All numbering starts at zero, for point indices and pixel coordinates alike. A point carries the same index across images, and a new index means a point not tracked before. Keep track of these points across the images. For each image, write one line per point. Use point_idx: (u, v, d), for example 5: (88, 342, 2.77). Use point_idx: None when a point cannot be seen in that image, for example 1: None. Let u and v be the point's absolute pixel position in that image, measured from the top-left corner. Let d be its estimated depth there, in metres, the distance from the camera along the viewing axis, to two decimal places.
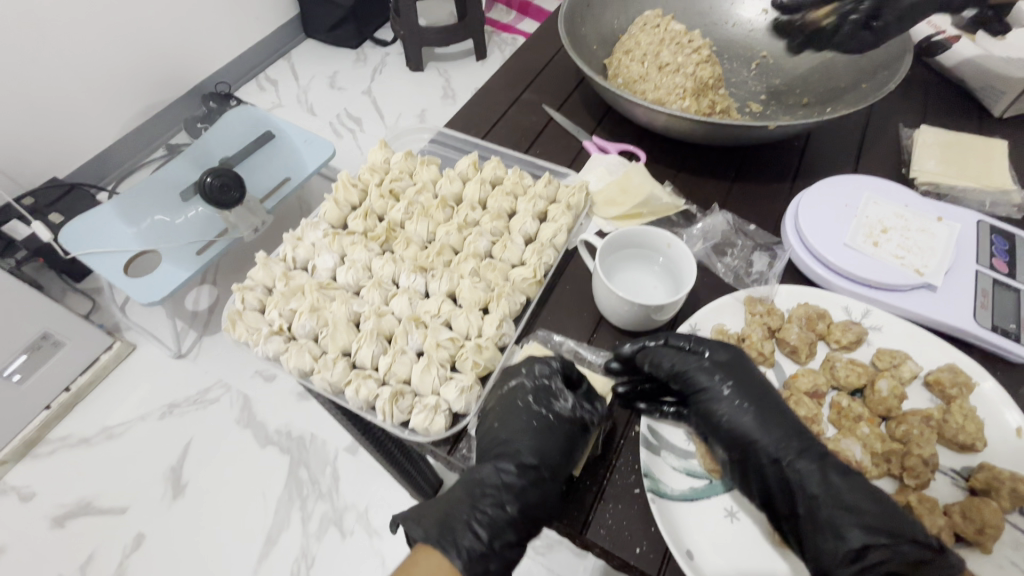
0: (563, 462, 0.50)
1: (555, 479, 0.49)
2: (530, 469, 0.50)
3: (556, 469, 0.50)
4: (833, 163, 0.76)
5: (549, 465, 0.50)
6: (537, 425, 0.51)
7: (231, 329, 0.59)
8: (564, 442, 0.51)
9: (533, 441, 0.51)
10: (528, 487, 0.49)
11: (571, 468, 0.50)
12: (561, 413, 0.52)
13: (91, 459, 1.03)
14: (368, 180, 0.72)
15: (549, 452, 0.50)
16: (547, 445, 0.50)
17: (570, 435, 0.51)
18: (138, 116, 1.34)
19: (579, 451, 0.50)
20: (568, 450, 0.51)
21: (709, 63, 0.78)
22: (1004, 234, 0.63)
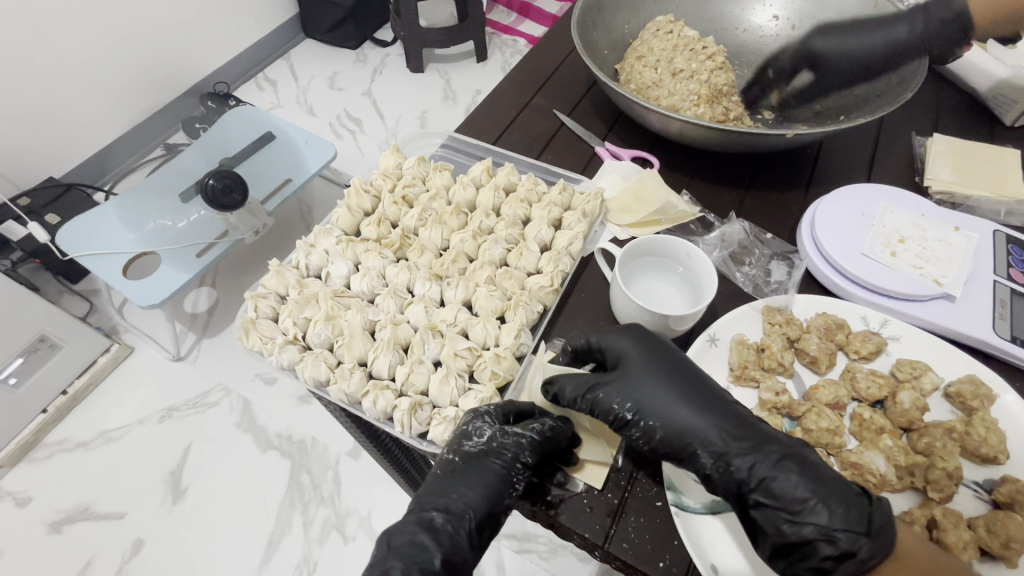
0: (477, 503, 0.47)
1: (452, 525, 0.46)
2: (429, 518, 0.46)
3: (460, 514, 0.47)
4: (847, 171, 0.76)
5: (462, 505, 0.47)
6: (448, 464, 0.49)
7: (244, 337, 0.58)
8: (479, 483, 0.48)
9: (447, 482, 0.48)
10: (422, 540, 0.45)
11: (477, 510, 0.47)
12: (471, 449, 0.49)
13: (89, 464, 1.02)
14: (381, 186, 0.71)
15: (459, 493, 0.48)
16: (451, 488, 0.48)
17: (486, 474, 0.48)
18: (135, 116, 1.32)
19: (493, 491, 0.48)
20: (480, 491, 0.48)
21: (723, 70, 0.77)
22: (1020, 244, 0.63)
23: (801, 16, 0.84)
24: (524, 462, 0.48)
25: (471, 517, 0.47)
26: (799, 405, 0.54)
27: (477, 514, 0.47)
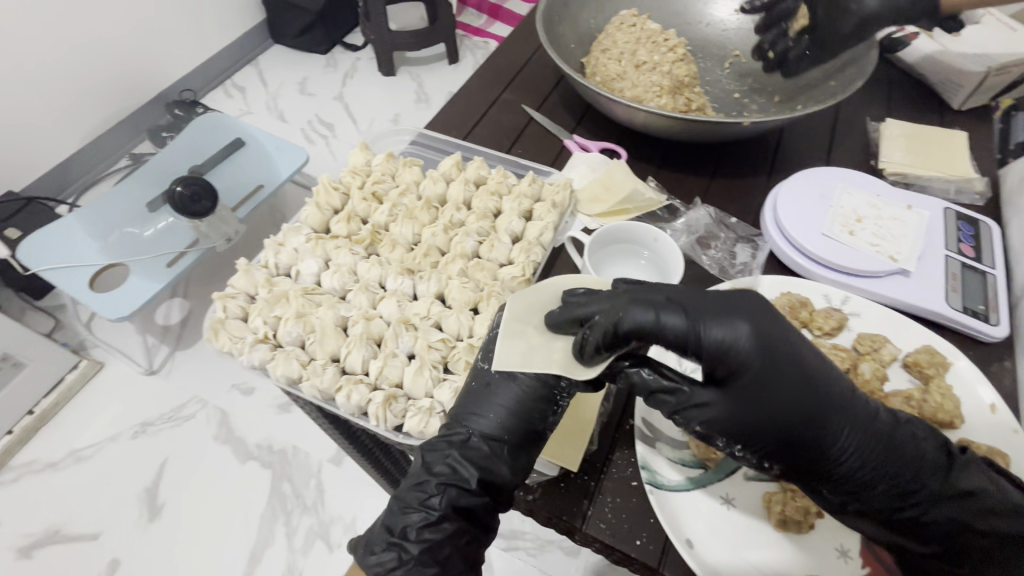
0: (512, 425, 0.47)
1: (487, 444, 0.46)
2: (464, 441, 0.47)
3: (496, 435, 0.46)
4: (806, 157, 0.78)
5: (495, 426, 0.47)
6: (484, 383, 0.49)
7: (213, 339, 0.57)
8: (517, 403, 0.47)
9: (482, 401, 0.48)
10: (462, 460, 0.46)
11: (515, 429, 0.47)
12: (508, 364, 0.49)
13: (58, 485, 0.99)
14: (350, 183, 0.71)
15: (491, 410, 0.47)
16: (484, 404, 0.48)
17: (526, 392, 0.47)
18: (98, 125, 1.29)
19: (530, 411, 0.47)
20: (513, 411, 0.47)
21: (685, 61, 0.79)
22: (969, 220, 0.66)
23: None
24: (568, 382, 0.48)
25: (506, 438, 0.47)
26: None
27: (512, 436, 0.47)
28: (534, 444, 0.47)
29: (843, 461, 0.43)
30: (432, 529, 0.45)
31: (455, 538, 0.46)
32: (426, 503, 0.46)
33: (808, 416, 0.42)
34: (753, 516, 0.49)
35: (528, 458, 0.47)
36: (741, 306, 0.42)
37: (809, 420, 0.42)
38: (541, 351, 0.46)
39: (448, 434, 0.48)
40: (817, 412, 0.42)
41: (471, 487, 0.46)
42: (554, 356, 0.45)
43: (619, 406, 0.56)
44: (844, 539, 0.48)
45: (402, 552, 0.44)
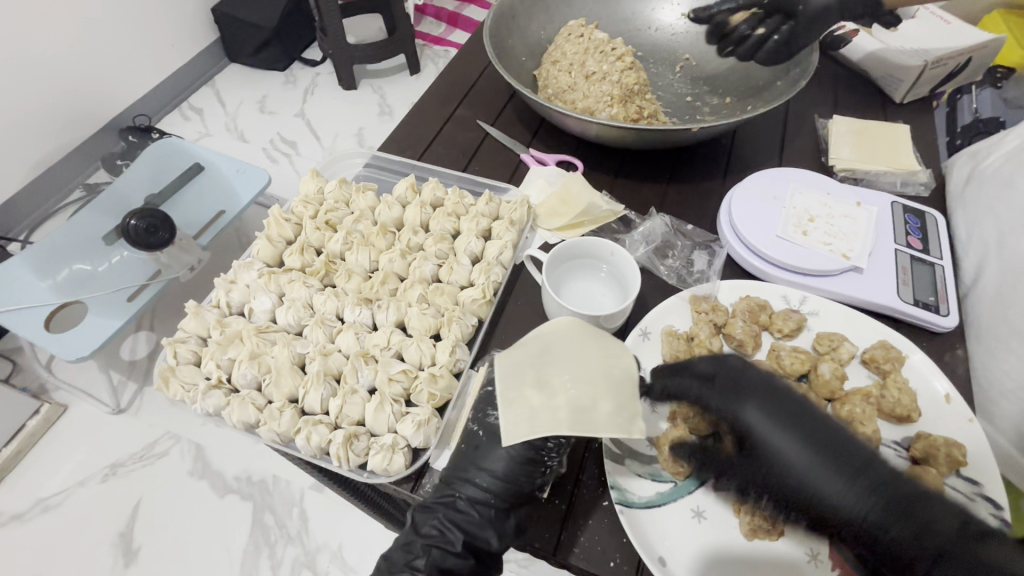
0: (500, 490, 0.46)
1: (475, 510, 0.46)
2: (449, 502, 0.47)
3: (483, 499, 0.46)
4: (759, 156, 0.79)
5: (483, 490, 0.46)
6: (473, 447, 0.49)
7: (164, 387, 0.55)
8: (503, 467, 0.46)
9: (470, 464, 0.48)
10: (451, 526, 0.46)
11: (504, 494, 0.46)
12: (495, 428, 0.48)
13: (25, 538, 0.94)
14: (302, 213, 0.69)
15: (478, 473, 0.47)
16: (469, 465, 0.48)
17: (514, 457, 0.46)
18: (46, 157, 1.24)
19: (517, 476, 0.46)
20: (499, 475, 0.46)
21: (633, 70, 0.79)
22: (916, 213, 0.68)
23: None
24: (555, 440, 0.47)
25: (496, 502, 0.46)
26: None
27: (501, 500, 0.46)
28: (523, 505, 0.47)
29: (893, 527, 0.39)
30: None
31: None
32: (411, 565, 0.46)
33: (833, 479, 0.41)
34: (724, 527, 0.49)
35: (519, 517, 0.47)
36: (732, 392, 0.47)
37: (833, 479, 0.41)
38: (546, 413, 0.45)
39: (436, 498, 0.48)
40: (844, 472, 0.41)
41: (457, 550, 0.46)
42: (559, 415, 0.44)
43: None
44: (814, 542, 0.48)
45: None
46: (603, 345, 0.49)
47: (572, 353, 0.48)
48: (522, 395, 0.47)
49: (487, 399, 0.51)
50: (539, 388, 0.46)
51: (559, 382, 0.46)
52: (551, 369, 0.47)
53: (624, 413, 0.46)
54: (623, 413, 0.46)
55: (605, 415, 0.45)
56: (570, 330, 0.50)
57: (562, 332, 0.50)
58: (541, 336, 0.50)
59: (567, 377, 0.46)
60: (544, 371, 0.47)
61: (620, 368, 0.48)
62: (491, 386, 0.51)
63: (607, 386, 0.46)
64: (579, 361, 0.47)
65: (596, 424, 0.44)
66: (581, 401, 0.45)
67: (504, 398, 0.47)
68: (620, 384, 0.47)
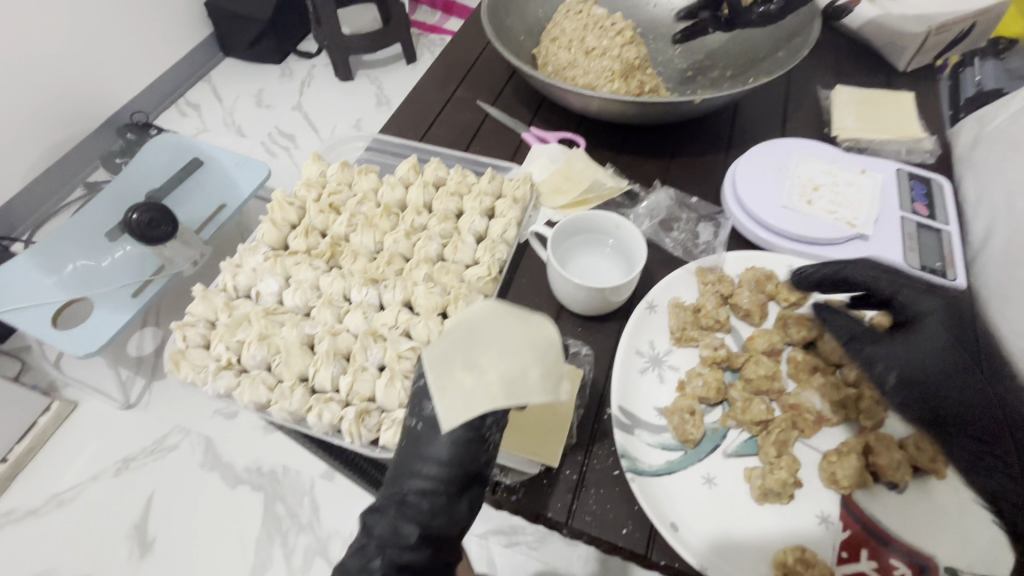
0: (448, 475, 0.42)
1: (425, 503, 0.42)
2: (396, 500, 0.42)
3: (432, 488, 0.42)
4: (762, 129, 0.79)
5: (431, 479, 0.42)
6: (413, 437, 0.45)
7: (174, 370, 0.56)
8: (446, 451, 0.43)
9: (413, 453, 0.44)
10: (402, 522, 0.41)
11: (452, 479, 0.42)
12: (432, 416, 0.44)
13: (42, 532, 0.96)
14: (305, 197, 0.69)
15: (422, 464, 0.43)
16: (410, 459, 0.44)
17: (455, 439, 0.42)
18: (45, 156, 1.24)
19: (460, 459, 0.43)
20: (444, 461, 0.43)
21: (634, 44, 0.78)
22: (921, 179, 0.68)
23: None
24: (495, 416, 0.44)
25: (444, 489, 0.42)
26: (737, 357, 0.55)
27: (450, 486, 0.42)
28: (473, 488, 0.44)
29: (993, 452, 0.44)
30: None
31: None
32: (366, 569, 0.39)
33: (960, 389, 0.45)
34: (735, 492, 0.49)
35: (474, 500, 0.44)
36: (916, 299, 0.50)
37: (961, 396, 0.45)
38: (480, 392, 0.42)
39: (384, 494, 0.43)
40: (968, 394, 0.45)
41: (413, 546, 0.41)
42: (494, 390, 0.42)
43: (596, 397, 0.56)
44: (825, 505, 0.48)
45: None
46: (523, 319, 0.47)
47: (495, 329, 0.46)
48: (453, 379, 0.44)
49: (424, 386, 0.46)
50: (469, 370, 0.44)
51: (486, 359, 0.44)
52: (477, 349, 0.44)
53: (555, 376, 0.44)
54: (552, 378, 0.44)
55: (536, 381, 0.43)
56: (489, 309, 0.48)
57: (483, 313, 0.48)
58: (462, 321, 0.48)
59: (493, 354, 0.44)
60: (470, 352, 0.44)
61: (543, 335, 0.46)
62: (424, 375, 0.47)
63: (533, 353, 0.44)
64: (502, 336, 0.45)
65: (528, 392, 0.42)
66: (512, 372, 0.43)
67: (437, 385, 0.44)
68: (544, 351, 0.45)
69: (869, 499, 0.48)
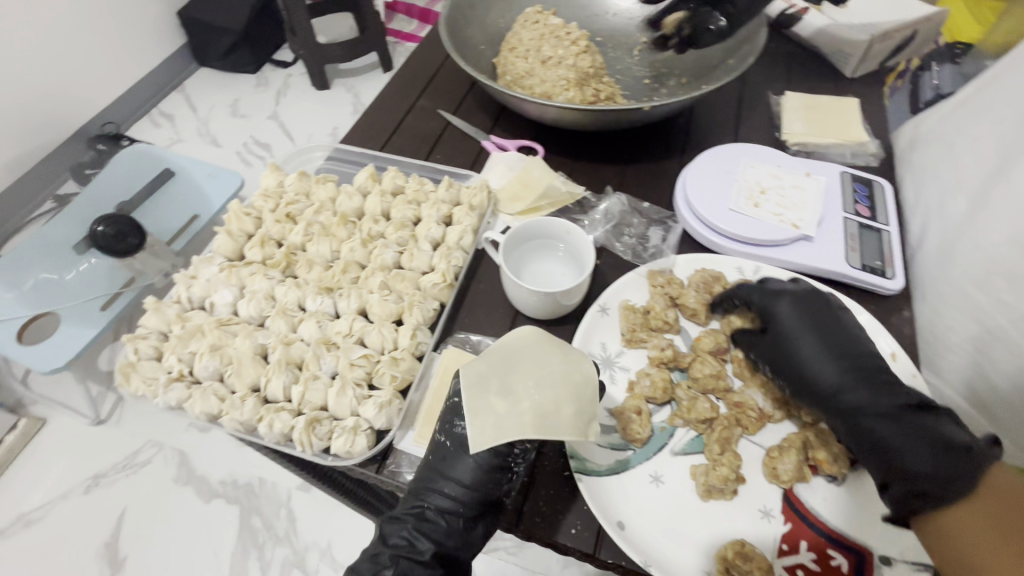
0: (470, 499, 0.47)
1: (444, 521, 0.47)
2: (417, 511, 0.48)
3: (453, 509, 0.47)
4: (717, 133, 0.81)
5: (453, 500, 0.47)
6: (441, 453, 0.49)
7: (125, 383, 0.56)
8: (470, 476, 0.47)
9: (439, 473, 0.48)
10: (421, 536, 0.47)
11: (475, 503, 0.47)
12: (462, 437, 0.48)
13: (8, 552, 0.94)
14: (262, 207, 0.69)
15: (447, 484, 0.48)
16: (436, 476, 0.48)
17: (481, 465, 0.47)
18: (11, 169, 1.22)
19: (489, 485, 0.47)
20: (468, 485, 0.47)
21: (589, 53, 0.80)
22: (864, 181, 0.70)
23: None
24: (521, 446, 0.47)
25: (464, 511, 0.47)
26: (684, 356, 0.57)
27: (469, 508, 0.47)
28: (490, 512, 0.48)
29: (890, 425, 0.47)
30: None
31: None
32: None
33: (840, 373, 0.50)
34: (681, 489, 0.50)
35: (487, 523, 0.48)
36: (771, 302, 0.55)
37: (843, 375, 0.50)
38: (512, 420, 0.46)
39: (405, 507, 0.48)
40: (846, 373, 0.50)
41: (426, 560, 0.46)
42: (525, 420, 0.45)
43: None
44: (767, 500, 0.50)
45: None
46: (565, 352, 0.49)
47: (534, 358, 0.48)
48: (486, 403, 0.47)
49: (455, 409, 0.50)
50: (504, 396, 0.47)
51: (523, 388, 0.47)
52: (514, 377, 0.47)
53: (586, 417, 0.47)
54: (584, 417, 0.47)
55: (568, 419, 0.46)
56: (532, 337, 0.50)
57: (525, 340, 0.50)
58: (504, 344, 0.51)
59: (530, 383, 0.47)
60: (507, 379, 0.47)
61: (582, 373, 0.48)
62: (458, 394, 0.50)
63: (569, 390, 0.47)
64: (542, 366, 0.48)
65: (559, 429, 0.45)
66: (546, 407, 0.46)
67: (470, 408, 0.47)
68: (582, 388, 0.48)
69: (809, 493, 0.50)
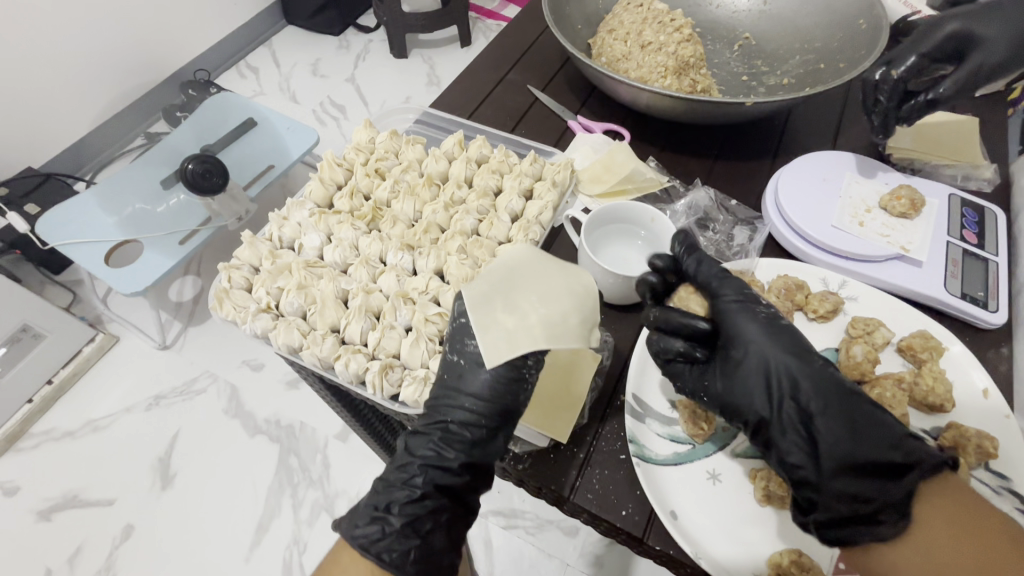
0: (490, 411, 0.48)
1: (464, 433, 0.48)
2: (438, 425, 0.48)
3: (473, 421, 0.48)
4: (813, 140, 0.78)
5: (469, 412, 0.48)
6: (455, 370, 0.50)
7: (218, 307, 0.59)
8: (486, 388, 0.48)
9: (456, 389, 0.49)
10: (445, 447, 0.48)
11: (493, 415, 0.48)
12: (476, 354, 0.49)
13: (77, 452, 1.03)
14: (354, 159, 0.72)
15: (464, 399, 0.48)
16: (451, 389, 0.49)
17: (497, 379, 0.48)
18: (112, 104, 1.31)
19: (506, 398, 0.48)
20: (485, 397, 0.48)
21: (691, 42, 0.78)
22: (974, 207, 0.66)
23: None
24: (535, 357, 0.49)
25: (484, 423, 0.48)
26: None
27: (487, 420, 0.48)
28: (507, 425, 0.49)
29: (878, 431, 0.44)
30: (414, 505, 0.47)
31: (437, 514, 0.47)
32: (410, 483, 0.47)
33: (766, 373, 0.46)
34: (740, 491, 0.49)
35: (506, 436, 0.49)
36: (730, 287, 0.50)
37: (814, 374, 0.46)
38: (522, 332, 0.48)
39: (427, 422, 0.49)
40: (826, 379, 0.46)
41: (453, 469, 0.48)
42: (535, 331, 0.47)
43: (611, 381, 0.57)
44: None
45: (386, 525, 0.46)
46: (562, 270, 0.52)
47: (534, 277, 0.51)
48: (494, 319, 0.49)
49: (461, 329, 0.51)
50: (511, 311, 0.49)
51: (528, 304, 0.49)
52: (517, 295, 0.50)
53: (589, 325, 0.50)
54: (587, 325, 0.50)
55: (575, 327, 0.48)
56: (527, 257, 0.54)
57: (521, 261, 0.53)
58: (503, 267, 0.53)
59: (534, 299, 0.49)
60: (511, 296, 0.50)
61: (580, 286, 0.51)
62: (463, 315, 0.51)
63: (571, 301, 0.50)
64: (543, 284, 0.50)
65: (568, 337, 0.48)
66: (553, 319, 0.48)
67: (479, 324, 0.49)
68: (583, 299, 0.51)
69: None
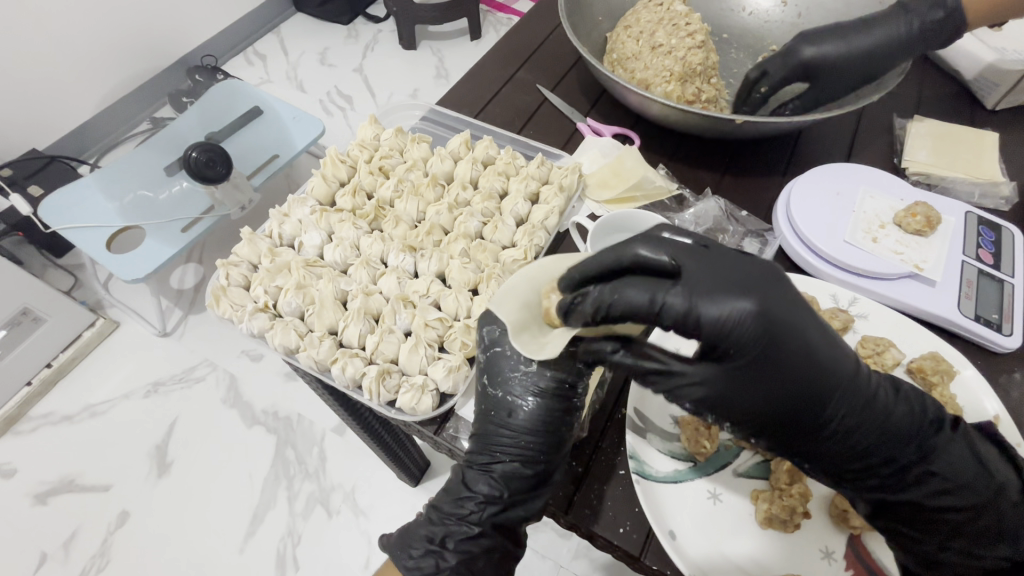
0: (543, 442, 0.48)
1: (520, 469, 0.47)
2: (490, 463, 0.48)
3: (527, 457, 0.47)
4: (827, 152, 0.76)
5: (524, 446, 0.48)
6: (500, 402, 0.49)
7: (215, 305, 0.58)
8: (539, 420, 0.48)
9: (503, 424, 0.49)
10: (499, 485, 0.47)
11: (548, 448, 0.48)
12: (520, 384, 0.49)
13: (74, 437, 1.02)
14: (357, 157, 0.70)
15: (514, 435, 0.48)
16: (499, 425, 0.49)
17: (546, 410, 0.48)
18: (119, 87, 1.30)
19: (557, 429, 0.48)
20: (537, 430, 0.48)
21: (703, 49, 0.76)
22: (991, 225, 0.64)
23: (809, 6, 0.83)
24: (581, 384, 0.49)
25: (536, 456, 0.48)
26: None
27: (538, 453, 0.48)
28: (559, 461, 0.49)
29: (898, 407, 0.43)
30: (469, 542, 0.47)
31: (489, 552, 0.48)
32: (464, 520, 0.47)
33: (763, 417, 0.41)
34: (740, 512, 0.48)
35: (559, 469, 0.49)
36: (750, 281, 0.40)
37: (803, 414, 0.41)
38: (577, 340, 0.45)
39: (478, 459, 0.49)
40: (854, 372, 0.42)
41: (510, 505, 0.48)
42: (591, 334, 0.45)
43: (612, 395, 0.56)
44: (830, 541, 0.48)
45: (440, 560, 0.47)
46: None
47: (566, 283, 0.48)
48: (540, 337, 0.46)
49: (496, 359, 0.51)
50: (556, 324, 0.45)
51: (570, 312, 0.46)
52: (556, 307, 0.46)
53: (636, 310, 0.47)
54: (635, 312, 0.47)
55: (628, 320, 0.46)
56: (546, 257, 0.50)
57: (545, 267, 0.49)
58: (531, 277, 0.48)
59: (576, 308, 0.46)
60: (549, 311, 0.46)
61: None
62: (497, 343, 0.51)
63: None
64: None
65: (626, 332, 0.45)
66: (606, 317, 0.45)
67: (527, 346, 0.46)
68: None
69: (876, 543, 0.47)
